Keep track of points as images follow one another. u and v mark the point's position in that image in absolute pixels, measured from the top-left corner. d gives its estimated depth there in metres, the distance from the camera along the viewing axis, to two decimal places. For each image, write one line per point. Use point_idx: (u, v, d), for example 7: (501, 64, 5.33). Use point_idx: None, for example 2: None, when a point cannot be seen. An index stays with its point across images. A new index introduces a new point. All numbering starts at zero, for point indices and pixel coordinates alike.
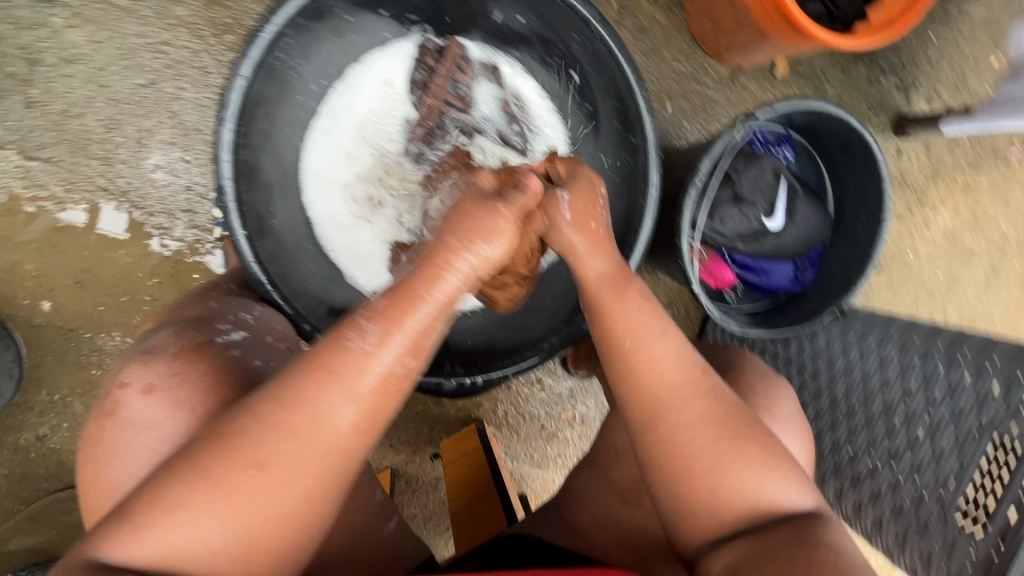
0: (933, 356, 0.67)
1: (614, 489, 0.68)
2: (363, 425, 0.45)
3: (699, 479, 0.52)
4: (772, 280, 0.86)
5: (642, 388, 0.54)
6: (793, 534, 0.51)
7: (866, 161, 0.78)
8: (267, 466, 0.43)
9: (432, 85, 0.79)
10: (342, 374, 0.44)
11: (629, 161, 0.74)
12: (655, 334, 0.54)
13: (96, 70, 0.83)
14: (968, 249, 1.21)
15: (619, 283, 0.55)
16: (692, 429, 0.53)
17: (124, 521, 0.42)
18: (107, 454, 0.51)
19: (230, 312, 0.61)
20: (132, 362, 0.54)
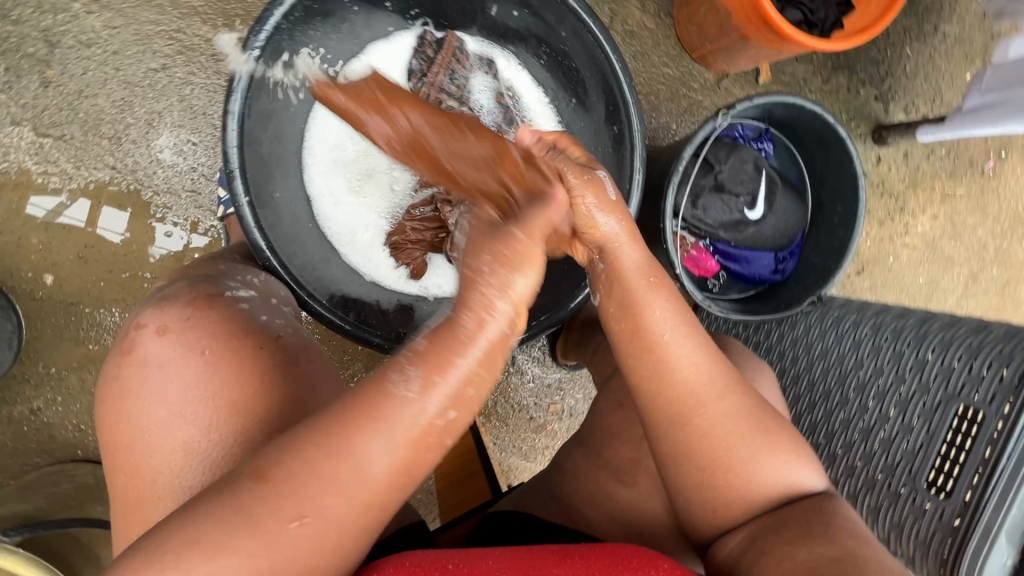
0: (905, 336, 0.69)
1: (606, 468, 0.66)
2: (399, 471, 0.43)
3: (724, 470, 0.53)
4: (753, 269, 0.89)
5: (671, 386, 0.53)
6: (811, 508, 0.53)
7: (841, 156, 0.83)
8: (308, 514, 0.41)
9: (430, 74, 0.83)
10: (385, 420, 0.42)
11: (614, 149, 0.78)
12: (679, 330, 0.53)
13: (113, 54, 0.87)
14: (947, 255, 1.25)
15: (652, 278, 0.54)
16: (718, 423, 0.53)
17: (154, 568, 0.39)
18: (124, 390, 0.54)
19: (239, 274, 0.64)
20: (150, 306, 0.56)
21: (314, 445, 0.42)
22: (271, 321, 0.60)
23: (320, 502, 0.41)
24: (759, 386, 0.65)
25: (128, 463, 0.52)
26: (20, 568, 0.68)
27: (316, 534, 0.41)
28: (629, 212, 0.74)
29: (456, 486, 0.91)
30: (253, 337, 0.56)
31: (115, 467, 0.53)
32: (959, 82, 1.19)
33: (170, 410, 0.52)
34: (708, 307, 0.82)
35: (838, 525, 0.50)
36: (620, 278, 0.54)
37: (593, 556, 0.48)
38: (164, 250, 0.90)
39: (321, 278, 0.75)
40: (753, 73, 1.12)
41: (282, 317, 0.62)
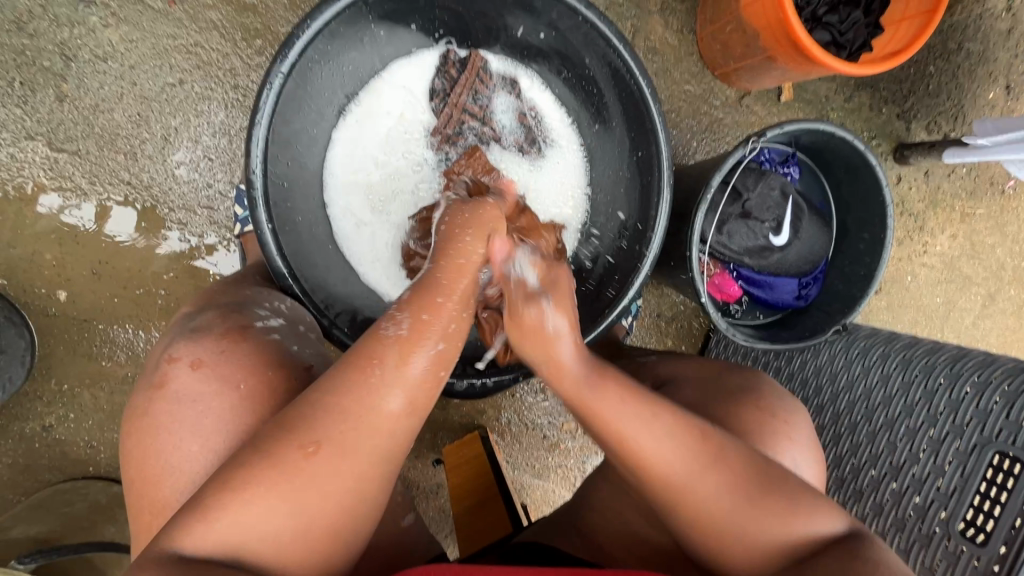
0: (936, 374, 0.68)
1: (638, 509, 0.63)
2: (411, 408, 0.48)
3: (726, 544, 0.51)
4: (777, 295, 0.88)
5: (649, 475, 0.51)
6: (833, 558, 0.49)
7: (870, 183, 0.81)
8: (321, 450, 0.46)
9: (453, 94, 0.82)
10: (382, 360, 0.47)
11: (641, 174, 0.76)
12: (639, 412, 0.51)
13: (129, 68, 0.86)
14: (966, 276, 1.24)
15: (600, 378, 0.52)
16: (706, 502, 0.50)
17: (196, 511, 0.44)
18: (154, 425, 0.53)
19: (266, 299, 0.64)
20: (181, 340, 0.56)
21: (316, 389, 0.48)
22: (301, 350, 0.60)
23: (332, 434, 0.46)
24: (788, 426, 0.62)
25: (156, 500, 0.52)
26: None
27: (333, 463, 0.46)
28: (654, 240, 0.73)
29: (471, 511, 0.89)
30: (288, 368, 0.57)
31: (141, 503, 0.53)
32: (982, 102, 1.17)
33: (201, 445, 0.52)
34: (731, 335, 0.80)
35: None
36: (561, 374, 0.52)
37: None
38: (168, 250, 0.89)
39: (341, 302, 0.73)
40: (773, 90, 1.10)
41: (311, 346, 0.62)
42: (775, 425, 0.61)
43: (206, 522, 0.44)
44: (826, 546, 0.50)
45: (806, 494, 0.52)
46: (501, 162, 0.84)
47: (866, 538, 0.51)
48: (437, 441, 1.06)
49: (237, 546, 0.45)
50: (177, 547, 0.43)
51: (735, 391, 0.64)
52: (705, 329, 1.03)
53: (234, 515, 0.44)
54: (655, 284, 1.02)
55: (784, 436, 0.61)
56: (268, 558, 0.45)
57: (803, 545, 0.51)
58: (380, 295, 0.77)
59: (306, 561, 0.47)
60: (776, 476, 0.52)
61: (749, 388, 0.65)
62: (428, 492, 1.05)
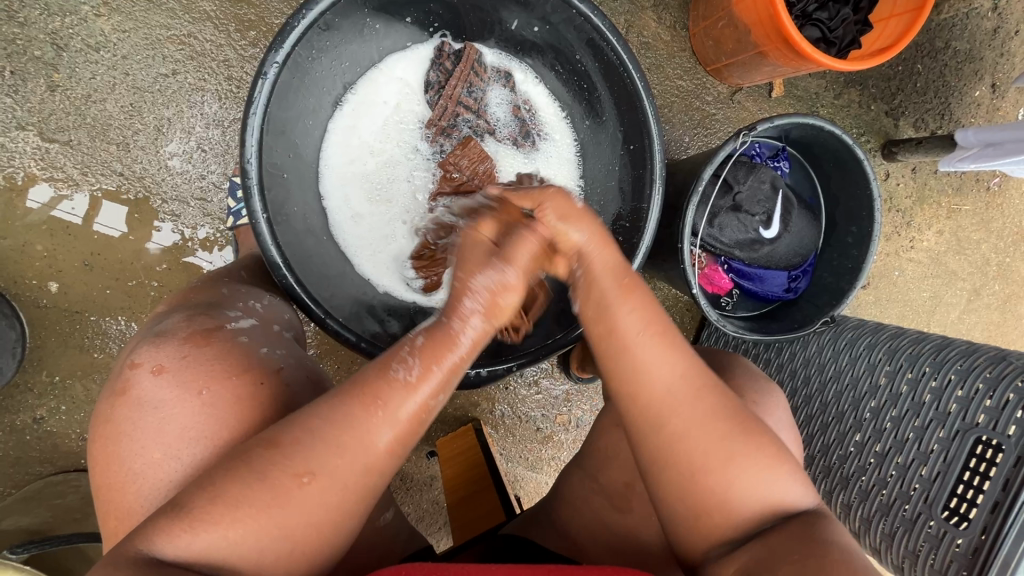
0: (921, 363, 0.70)
1: (603, 494, 0.62)
2: (397, 447, 0.48)
3: (703, 479, 0.49)
4: (767, 288, 0.89)
5: (645, 389, 0.50)
6: (800, 531, 0.48)
7: (858, 176, 0.82)
8: (315, 478, 0.46)
9: (448, 86, 0.82)
10: (386, 402, 0.48)
11: (634, 167, 0.76)
12: (653, 331, 0.51)
13: (122, 58, 0.85)
14: (951, 270, 1.26)
15: (622, 287, 0.52)
16: (699, 428, 0.49)
17: (181, 519, 0.43)
18: (117, 432, 0.51)
19: (240, 299, 0.63)
20: (145, 344, 0.54)
21: (318, 416, 0.47)
22: (271, 352, 0.58)
23: (328, 465, 0.46)
24: (760, 406, 0.61)
25: (120, 506, 0.50)
26: None
27: (321, 495, 0.46)
28: (648, 230, 0.72)
29: (465, 501, 0.90)
30: (254, 372, 0.54)
31: (107, 510, 0.51)
32: (969, 100, 1.19)
33: (164, 452, 0.50)
34: (721, 326, 0.81)
35: (824, 553, 0.45)
36: (590, 280, 0.53)
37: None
38: (159, 245, 0.89)
39: (336, 293, 0.73)
40: (765, 87, 1.12)
41: (282, 346, 0.61)
42: (749, 407, 0.61)
43: (190, 535, 0.43)
44: (793, 515, 0.49)
45: (793, 463, 0.51)
46: (496, 155, 0.85)
47: (830, 518, 0.50)
48: (431, 434, 1.06)
49: (215, 561, 0.43)
50: (154, 551, 0.42)
51: (709, 374, 0.64)
52: (696, 323, 1.05)
53: (222, 533, 0.43)
54: (647, 278, 1.03)
55: (756, 418, 0.60)
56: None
57: (770, 509, 0.49)
58: (376, 286, 0.78)
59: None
60: (770, 433, 0.51)
61: (722, 370, 0.65)
62: (422, 484, 1.06)
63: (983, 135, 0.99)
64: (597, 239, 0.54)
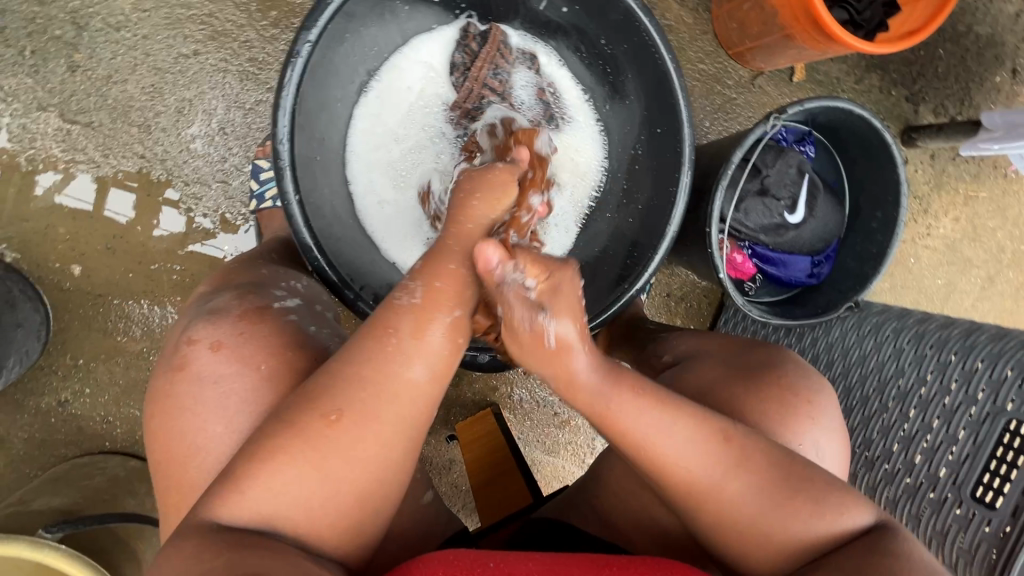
0: (950, 346, 0.70)
1: (652, 490, 0.59)
2: (436, 374, 0.49)
3: (752, 545, 0.50)
4: (790, 272, 0.89)
5: (670, 478, 0.50)
6: (860, 551, 0.48)
7: (885, 161, 0.82)
8: (349, 417, 0.46)
9: (474, 68, 0.81)
10: (396, 329, 0.48)
11: (660, 151, 0.76)
12: (659, 416, 0.50)
13: (143, 38, 0.85)
14: (967, 258, 1.25)
15: (612, 376, 0.50)
16: (734, 504, 0.49)
17: (226, 482, 0.45)
18: (177, 407, 0.52)
19: (282, 279, 0.63)
20: (199, 321, 0.54)
21: (335, 362, 0.48)
22: (319, 331, 0.58)
23: (354, 403, 0.46)
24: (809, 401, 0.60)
25: (184, 479, 0.51)
26: (63, 563, 0.67)
27: (357, 433, 0.46)
28: (677, 213, 0.71)
29: (489, 483, 0.90)
30: (310, 348, 0.55)
31: (169, 483, 0.52)
32: (989, 85, 1.17)
33: (227, 425, 0.51)
34: (747, 310, 0.81)
35: (879, 568, 0.45)
36: (567, 380, 0.50)
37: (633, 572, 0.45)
38: (166, 232, 0.88)
39: (364, 276, 0.73)
40: (786, 71, 1.10)
41: (327, 325, 0.61)
42: (798, 405, 0.60)
43: (237, 494, 0.44)
44: (851, 537, 0.49)
45: (836, 489, 0.51)
46: None
47: (894, 530, 0.50)
48: (450, 418, 1.07)
49: (266, 516, 0.45)
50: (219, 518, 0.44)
51: (759, 365, 0.63)
52: (714, 309, 1.05)
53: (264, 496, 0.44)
54: (666, 263, 1.03)
55: (808, 418, 0.59)
56: (291, 530, 0.45)
57: (826, 539, 0.49)
58: (401, 269, 0.78)
59: (334, 537, 0.46)
60: (801, 477, 0.50)
61: (770, 363, 0.63)
62: (440, 468, 1.06)
63: (1009, 116, 1.01)
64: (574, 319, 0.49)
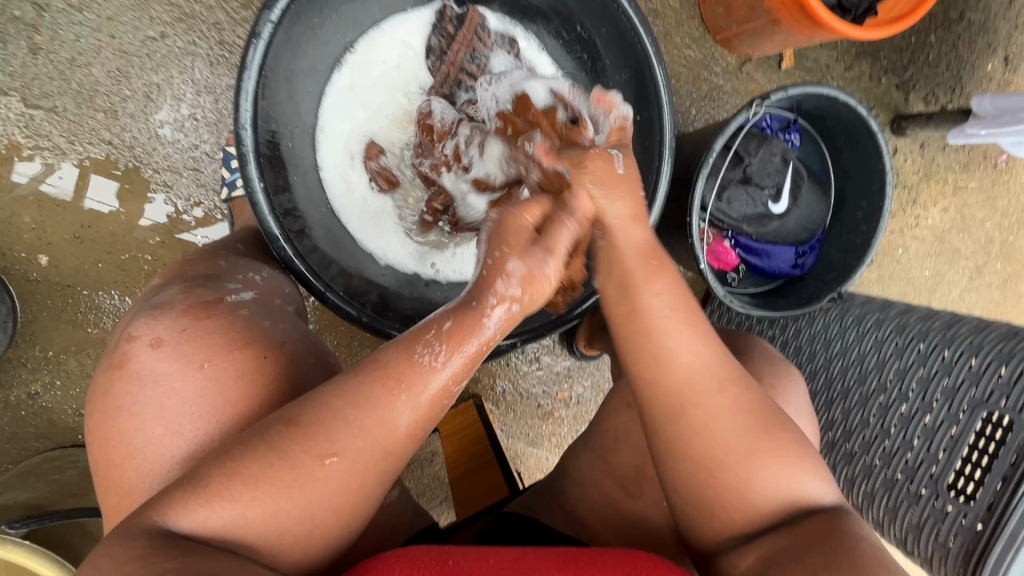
0: (931, 338, 0.69)
1: (613, 476, 0.60)
2: (417, 431, 0.46)
3: (721, 466, 0.47)
4: (774, 263, 0.88)
5: (668, 373, 0.48)
6: (823, 525, 0.45)
7: (870, 150, 0.81)
8: (337, 458, 0.44)
9: (450, 52, 0.79)
10: (409, 386, 0.45)
11: (640, 139, 0.74)
12: (677, 316, 0.49)
13: (107, 19, 0.82)
14: (955, 248, 1.24)
15: (652, 266, 0.50)
16: (719, 418, 0.47)
17: (199, 492, 0.41)
18: (117, 406, 0.50)
19: (238, 272, 0.61)
20: (143, 316, 0.53)
21: (339, 393, 0.45)
22: (274, 326, 0.56)
23: (350, 447, 0.44)
24: (779, 390, 0.59)
25: (121, 482, 0.49)
26: (30, 559, 0.66)
27: (343, 476, 0.44)
28: (656, 202, 0.70)
29: (469, 476, 0.90)
30: (258, 344, 0.53)
31: (109, 485, 0.50)
32: (980, 74, 1.16)
33: (166, 426, 0.49)
34: (729, 302, 0.80)
35: (847, 541, 0.43)
36: (619, 258, 0.51)
37: (600, 563, 0.44)
38: (151, 221, 0.86)
39: (335, 266, 0.71)
40: (774, 57, 1.08)
41: (284, 319, 0.59)
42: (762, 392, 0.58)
43: (207, 508, 0.41)
44: (815, 508, 0.47)
45: (816, 459, 0.49)
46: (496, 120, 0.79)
47: (855, 517, 0.48)
48: None
49: (240, 529, 0.42)
50: (175, 525, 0.40)
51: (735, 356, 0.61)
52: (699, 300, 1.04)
53: (238, 511, 0.41)
54: None
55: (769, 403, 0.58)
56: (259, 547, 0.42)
57: (794, 497, 0.47)
58: (377, 259, 0.76)
59: (305, 561, 0.45)
60: (789, 424, 0.49)
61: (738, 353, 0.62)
62: (423, 459, 1.05)
63: (999, 101, 0.98)
64: (631, 210, 0.52)
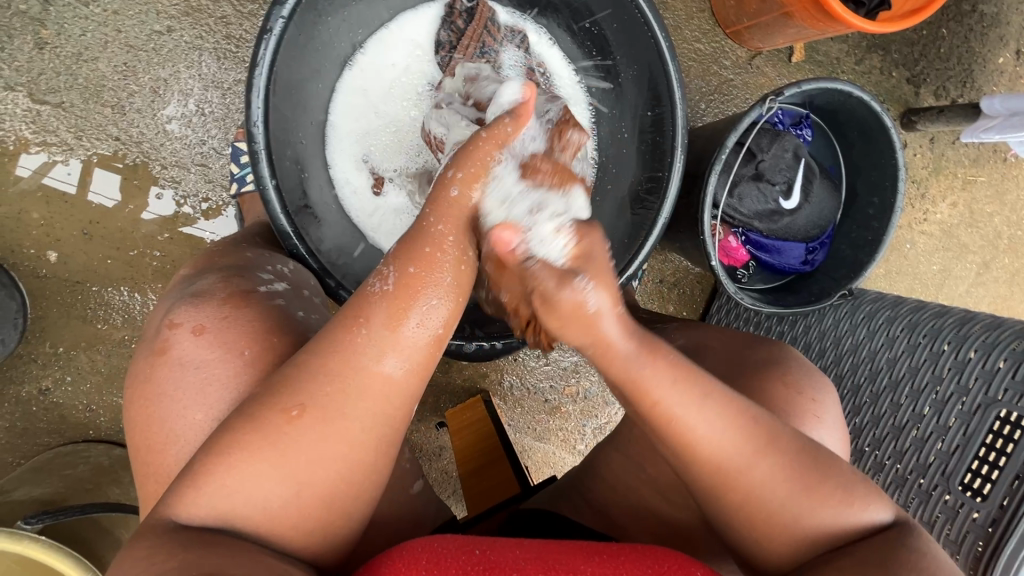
0: (943, 337, 0.69)
1: (652, 486, 0.58)
2: (414, 371, 0.46)
3: (769, 535, 0.46)
4: (784, 260, 0.88)
5: (698, 462, 0.46)
6: (877, 547, 0.44)
7: (883, 146, 0.80)
8: (306, 411, 0.43)
9: (460, 47, 0.77)
10: (368, 321, 0.45)
11: (651, 135, 0.73)
12: (693, 398, 0.46)
13: (113, 13, 0.81)
14: (963, 243, 1.23)
15: (649, 351, 0.46)
16: (759, 489, 0.46)
17: (186, 479, 0.42)
18: (155, 393, 0.49)
19: (268, 263, 0.59)
20: (180, 304, 0.51)
21: (304, 351, 0.45)
22: (307, 317, 0.56)
23: (319, 396, 0.44)
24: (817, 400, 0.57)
25: (163, 470, 0.48)
26: (45, 556, 0.66)
27: (319, 430, 0.43)
28: (667, 198, 0.70)
29: (479, 471, 0.90)
30: (294, 335, 0.51)
31: (146, 473, 0.49)
32: (992, 67, 1.15)
33: (208, 413, 0.47)
34: (738, 299, 0.80)
35: (905, 561, 0.42)
36: (610, 365, 0.46)
37: (623, 556, 0.42)
38: (156, 214, 0.86)
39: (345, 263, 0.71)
40: (785, 51, 1.07)
41: (317, 310, 0.58)
42: (804, 404, 0.56)
43: (196, 493, 0.42)
44: (871, 532, 0.46)
45: (862, 486, 0.47)
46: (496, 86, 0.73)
47: (915, 527, 0.47)
48: (440, 405, 1.06)
49: (224, 513, 0.42)
50: (178, 517, 0.42)
51: (760, 360, 0.60)
52: (707, 295, 1.04)
53: (219, 484, 0.42)
54: (659, 249, 1.01)
55: (812, 417, 0.56)
56: (252, 529, 0.43)
57: (847, 534, 0.46)
58: (385, 256, 0.75)
59: (304, 538, 0.44)
60: (827, 466, 0.47)
61: (777, 362, 0.60)
62: (431, 454, 1.06)
63: (1010, 103, 0.96)
64: (612, 294, 0.45)
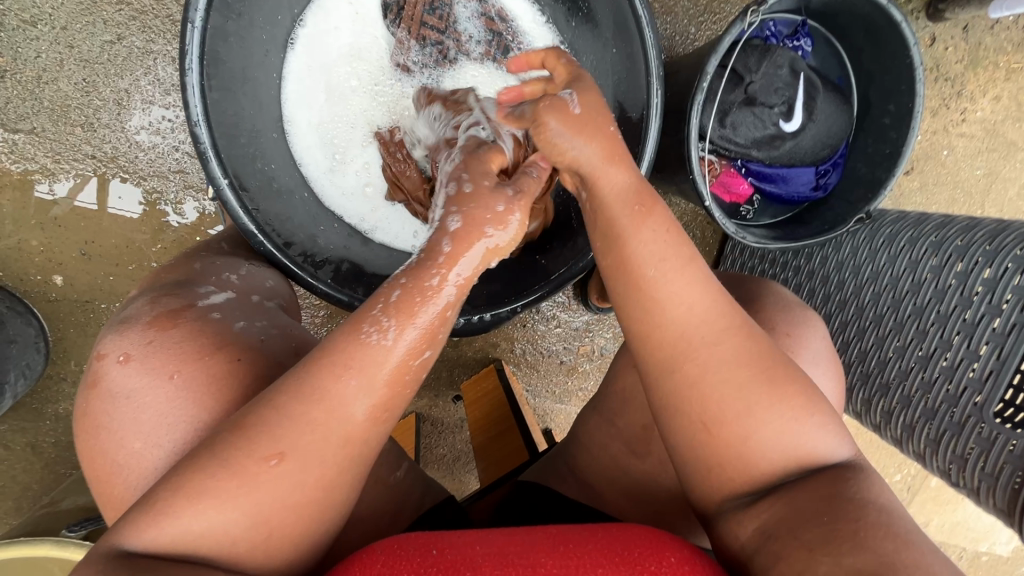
0: (972, 253, 0.62)
1: (620, 439, 0.57)
2: (379, 415, 0.43)
3: (712, 419, 0.43)
4: (792, 188, 0.80)
5: (656, 322, 0.45)
6: (828, 488, 0.41)
7: (894, 43, 0.70)
8: (286, 458, 0.41)
9: (408, 6, 0.73)
10: (358, 368, 0.42)
11: (623, 71, 0.66)
12: (668, 265, 0.45)
13: (62, 29, 0.80)
14: (1011, 141, 1.09)
15: (638, 205, 0.47)
16: (714, 370, 0.43)
17: (172, 498, 0.40)
18: (94, 425, 0.49)
19: (213, 274, 0.59)
20: (110, 333, 0.51)
21: (287, 392, 0.42)
22: (248, 326, 0.54)
23: (300, 444, 0.41)
24: (793, 340, 0.52)
25: (113, 497, 0.48)
26: None
27: (298, 478, 0.41)
28: (648, 139, 0.63)
29: (492, 442, 0.90)
30: (229, 349, 0.50)
31: (108, 503, 0.49)
32: None
33: (144, 442, 0.47)
34: (741, 238, 0.73)
35: (856, 515, 0.39)
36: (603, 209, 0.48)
37: (591, 543, 0.39)
38: (180, 222, 0.88)
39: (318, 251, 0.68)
40: None
41: (261, 316, 0.57)
42: (776, 340, 0.52)
43: (157, 528, 0.39)
44: (821, 467, 0.43)
45: (823, 404, 0.44)
46: (422, 48, 0.74)
47: (872, 473, 0.43)
48: (454, 379, 1.06)
49: (189, 550, 0.40)
50: (129, 546, 0.39)
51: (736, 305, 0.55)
52: (719, 235, 0.97)
53: (187, 525, 0.39)
54: (661, 193, 0.95)
55: (789, 354, 0.51)
56: (222, 556, 0.40)
57: (795, 454, 0.43)
58: (367, 239, 0.73)
59: (273, 560, 0.42)
60: (795, 374, 0.45)
61: (749, 300, 0.55)
62: (452, 427, 1.08)
63: None
64: (606, 149, 0.49)
